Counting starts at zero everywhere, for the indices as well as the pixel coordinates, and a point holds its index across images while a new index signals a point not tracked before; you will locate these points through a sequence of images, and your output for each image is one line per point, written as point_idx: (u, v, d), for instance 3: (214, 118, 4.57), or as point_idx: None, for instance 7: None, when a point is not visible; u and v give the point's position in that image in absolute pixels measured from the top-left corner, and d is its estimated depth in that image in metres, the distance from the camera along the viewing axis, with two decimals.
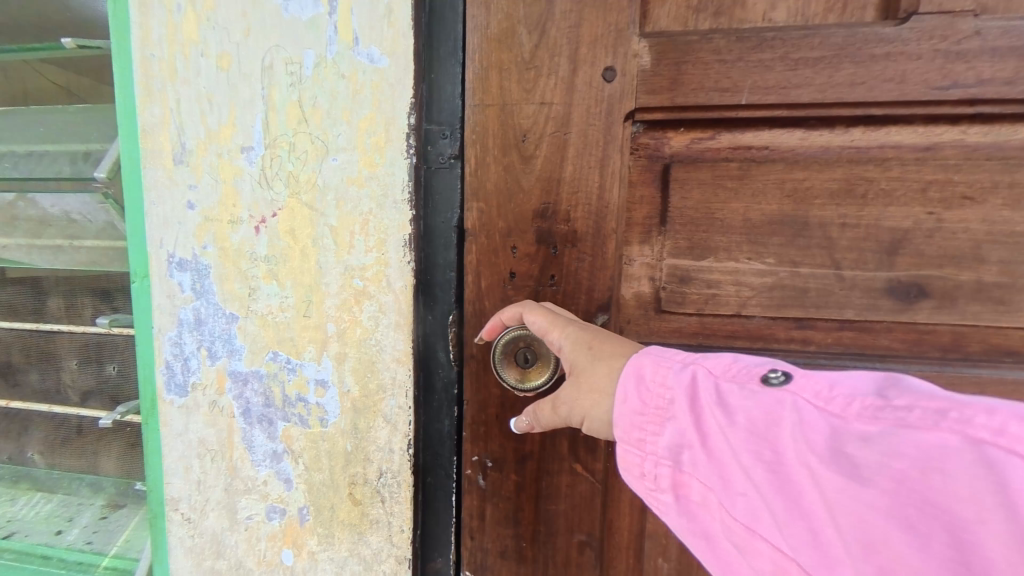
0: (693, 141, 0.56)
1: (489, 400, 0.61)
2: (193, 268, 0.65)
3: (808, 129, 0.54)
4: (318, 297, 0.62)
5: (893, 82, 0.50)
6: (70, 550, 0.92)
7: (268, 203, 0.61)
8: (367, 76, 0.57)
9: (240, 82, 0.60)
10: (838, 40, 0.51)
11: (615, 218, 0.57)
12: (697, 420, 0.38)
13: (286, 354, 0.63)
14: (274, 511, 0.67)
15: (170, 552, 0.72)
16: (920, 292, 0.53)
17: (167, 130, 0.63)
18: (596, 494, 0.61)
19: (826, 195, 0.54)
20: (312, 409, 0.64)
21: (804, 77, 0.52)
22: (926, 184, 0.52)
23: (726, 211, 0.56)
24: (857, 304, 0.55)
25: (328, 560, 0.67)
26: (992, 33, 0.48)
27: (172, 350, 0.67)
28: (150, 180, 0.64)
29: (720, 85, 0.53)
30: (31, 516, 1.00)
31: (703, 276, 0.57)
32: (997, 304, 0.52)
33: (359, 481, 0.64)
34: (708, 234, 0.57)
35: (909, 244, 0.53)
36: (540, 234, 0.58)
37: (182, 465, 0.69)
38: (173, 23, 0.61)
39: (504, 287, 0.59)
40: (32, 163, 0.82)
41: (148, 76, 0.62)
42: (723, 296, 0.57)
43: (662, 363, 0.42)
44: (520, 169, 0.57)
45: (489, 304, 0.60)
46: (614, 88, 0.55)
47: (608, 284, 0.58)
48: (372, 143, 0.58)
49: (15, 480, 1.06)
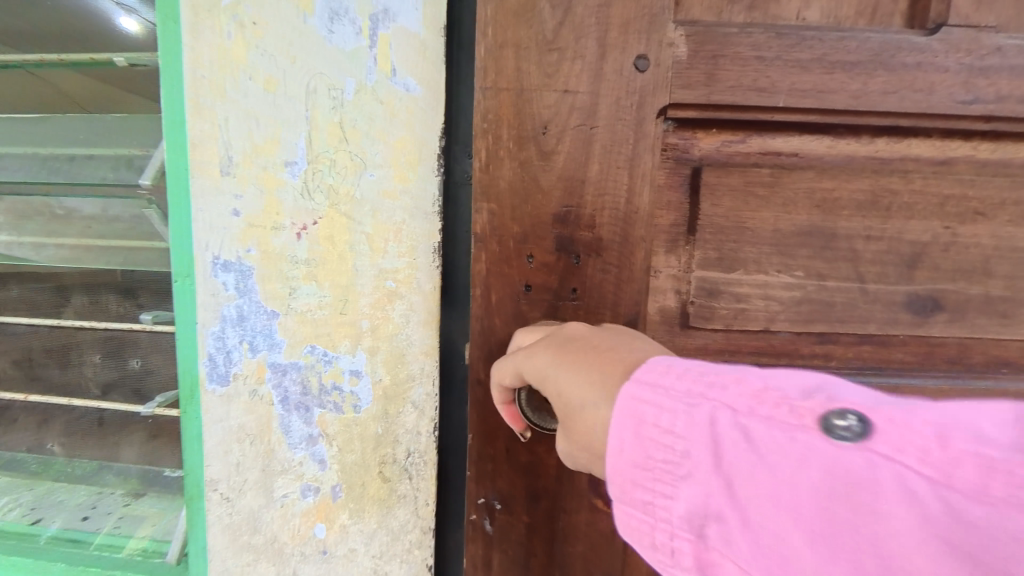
0: (722, 143, 0.65)
1: (499, 437, 0.67)
2: (237, 269, 0.71)
3: (837, 138, 0.65)
4: (353, 297, 0.69)
5: (922, 92, 0.62)
6: (84, 534, 0.95)
7: (308, 212, 0.68)
8: (403, 102, 0.65)
9: (285, 103, 0.67)
10: (874, 44, 0.60)
11: (643, 223, 0.64)
12: (727, 479, 0.35)
13: (323, 347, 0.71)
14: (308, 489, 0.74)
15: (205, 530, 0.78)
16: (935, 305, 0.67)
17: (215, 144, 0.69)
18: (612, 534, 0.69)
19: (852, 207, 0.66)
20: (346, 397, 0.71)
21: (839, 81, 0.61)
22: (944, 198, 0.66)
23: (757, 219, 0.66)
24: (878, 318, 0.67)
25: (357, 532, 0.74)
26: (1010, 50, 0.61)
27: (214, 343, 0.73)
28: (197, 188, 0.70)
29: (757, 85, 0.61)
30: (42, 503, 1.03)
31: (734, 289, 0.67)
32: (1003, 316, 0.68)
33: (389, 461, 0.71)
34: (740, 244, 0.66)
35: (927, 258, 0.66)
36: (561, 242, 0.64)
37: (221, 449, 0.75)
38: (222, 48, 0.67)
39: (519, 299, 0.66)
40: (72, 166, 0.83)
41: (197, 94, 0.68)
42: (753, 307, 0.67)
43: (693, 406, 0.38)
44: (543, 168, 0.63)
45: (500, 319, 0.66)
46: (647, 78, 0.61)
47: (634, 296, 0.65)
48: (406, 161, 0.66)
49: (24, 471, 1.09)
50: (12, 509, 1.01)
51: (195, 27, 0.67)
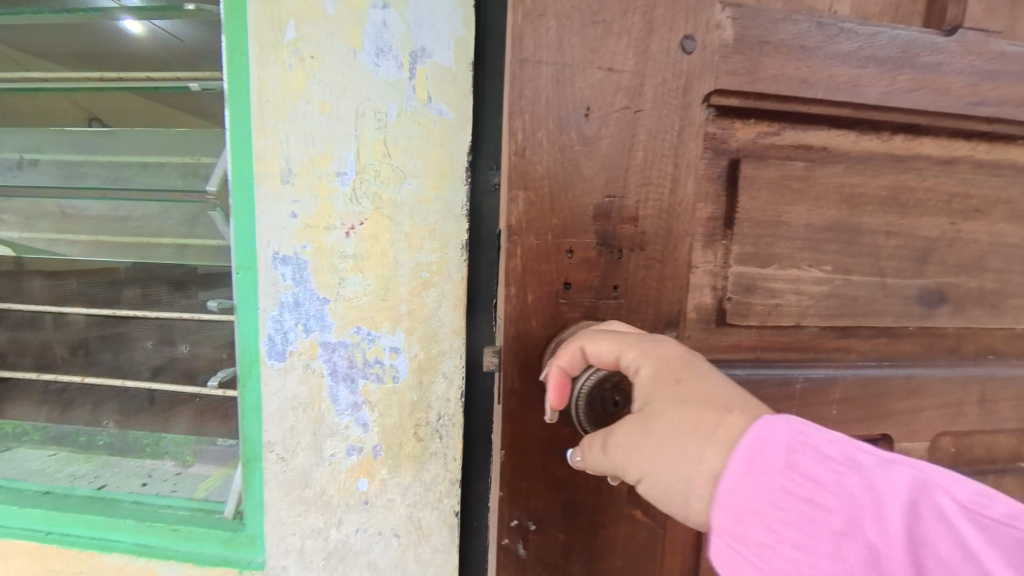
0: (760, 133, 0.74)
1: (536, 441, 0.71)
2: (294, 262, 0.84)
3: (860, 134, 0.77)
4: (394, 286, 0.82)
5: (941, 90, 0.75)
6: (132, 495, 1.05)
7: (356, 214, 0.81)
8: (436, 124, 0.78)
9: (338, 125, 0.80)
10: (901, 41, 0.73)
11: (684, 214, 0.70)
12: (873, 534, 0.38)
13: (367, 328, 0.84)
14: (353, 449, 0.87)
15: (263, 487, 0.91)
16: (941, 299, 0.82)
17: (277, 157, 0.82)
18: (649, 541, 0.76)
19: (875, 203, 0.77)
20: (386, 369, 0.84)
21: (873, 74, 0.72)
22: (952, 196, 0.81)
23: (791, 214, 0.74)
24: (894, 312, 0.80)
25: (395, 484, 0.87)
26: (1011, 55, 0.77)
27: (273, 325, 0.87)
28: (261, 194, 0.84)
29: (799, 75, 0.70)
30: (94, 471, 1.14)
31: (770, 284, 0.75)
32: (993, 306, 0.85)
33: (422, 423, 0.85)
34: (774, 239, 0.74)
35: (937, 254, 0.81)
36: (602, 235, 0.68)
37: (279, 415, 0.89)
38: (285, 78, 0.80)
39: (557, 295, 0.68)
40: (146, 175, 0.97)
41: (263, 116, 0.82)
42: (785, 302, 0.76)
43: (865, 463, 0.41)
44: (586, 154, 0.65)
45: (536, 320, 0.68)
46: (693, 58, 0.66)
47: (678, 284, 0.71)
48: (438, 173, 0.79)
49: (77, 447, 1.21)
50: (67, 477, 1.11)
51: (263, 60, 0.80)
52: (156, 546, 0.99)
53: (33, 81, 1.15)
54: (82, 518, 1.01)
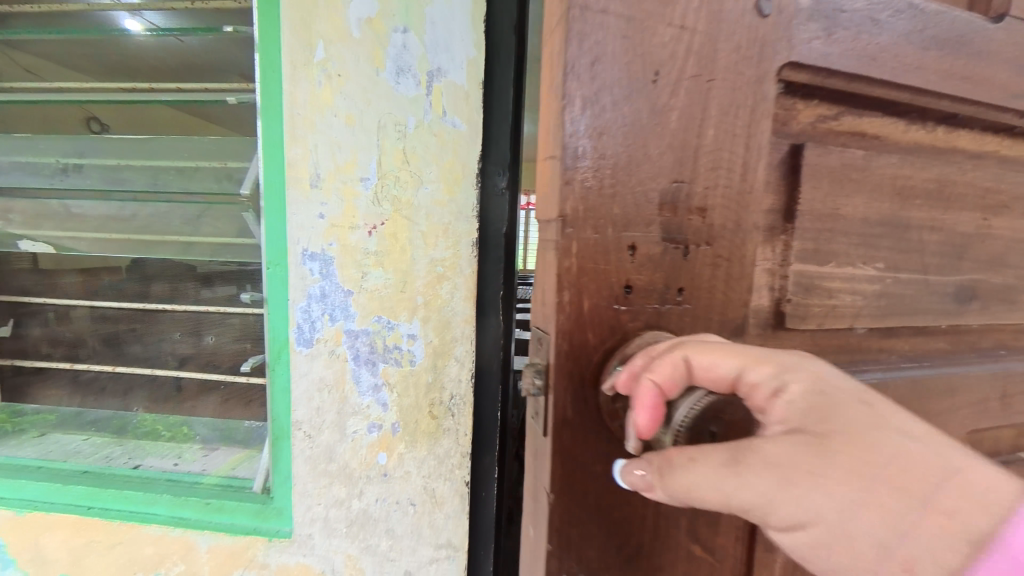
0: (816, 119, 0.60)
1: (590, 481, 0.51)
2: (321, 258, 0.94)
3: (908, 123, 0.66)
4: (411, 279, 0.92)
5: (987, 80, 0.65)
6: (167, 472, 1.14)
7: (378, 215, 0.91)
8: (451, 135, 0.88)
9: (362, 135, 0.89)
10: (952, 25, 0.61)
11: (755, 203, 0.54)
12: None
13: (386, 317, 0.93)
14: (373, 426, 0.97)
15: (290, 462, 1.01)
16: (969, 297, 0.70)
17: (306, 164, 0.92)
18: None
19: (921, 197, 0.64)
20: (404, 354, 0.94)
21: (930, 60, 0.60)
22: (985, 191, 0.70)
23: (848, 208, 0.59)
24: (931, 312, 0.67)
25: (411, 458, 0.97)
26: None
27: (302, 315, 0.96)
28: (292, 197, 0.93)
29: (868, 52, 0.56)
30: (131, 452, 1.23)
31: (826, 285, 0.59)
32: (1007, 303, 0.74)
33: (436, 402, 0.94)
34: (833, 238, 0.59)
35: (970, 252, 0.68)
36: (666, 229, 0.50)
37: (306, 396, 0.98)
38: (314, 94, 0.90)
39: (615, 303, 0.49)
40: (186, 179, 1.07)
41: (295, 127, 0.91)
42: (841, 306, 0.61)
43: None
44: (654, 126, 0.48)
45: (593, 334, 0.49)
46: (769, 23, 0.51)
47: (744, 293, 0.55)
48: (452, 178, 0.89)
49: (115, 430, 1.32)
50: (105, 458, 1.20)
51: (295, 78, 0.90)
52: (189, 519, 1.08)
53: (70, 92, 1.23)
54: (122, 493, 1.10)
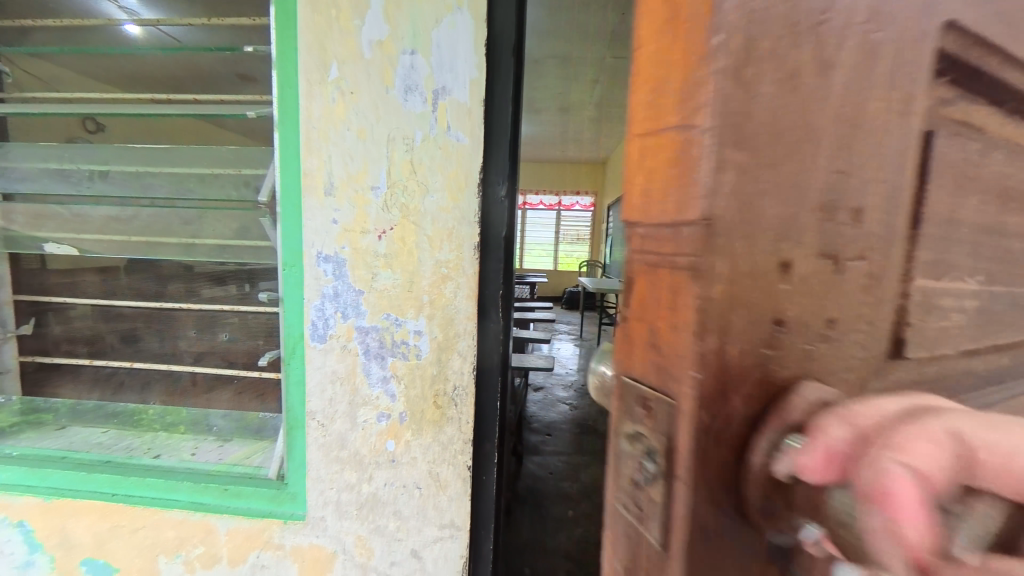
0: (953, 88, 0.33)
1: None
2: (334, 261, 1.02)
3: None
4: (418, 279, 1.00)
5: None
6: (187, 461, 1.21)
7: (387, 221, 0.99)
8: (455, 148, 0.96)
9: (373, 147, 0.97)
10: None
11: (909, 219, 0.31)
12: None
13: (394, 314, 1.01)
14: (382, 415, 1.05)
15: (304, 450, 1.09)
16: None
17: (321, 174, 1.00)
18: None
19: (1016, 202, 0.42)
20: (411, 348, 1.02)
21: None
22: None
23: (964, 210, 0.36)
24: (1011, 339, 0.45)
25: (417, 445, 1.05)
26: None
27: (316, 312, 1.04)
28: (307, 204, 1.01)
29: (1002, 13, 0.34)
30: (151, 443, 1.30)
31: (941, 307, 0.35)
32: None
33: (440, 393, 1.02)
34: (953, 244, 0.35)
35: None
36: (830, 241, 0.28)
37: (320, 388, 1.06)
38: (329, 109, 0.97)
39: (763, 363, 0.26)
40: (207, 186, 1.14)
41: (310, 140, 0.99)
42: (947, 335, 0.37)
43: None
44: (818, 92, 0.26)
45: (739, 408, 0.26)
46: None
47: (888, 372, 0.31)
48: (456, 187, 0.97)
49: (133, 421, 1.38)
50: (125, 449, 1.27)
51: (311, 95, 0.98)
52: (209, 504, 1.15)
53: (56, 97, 1.24)
54: (145, 479, 1.17)
